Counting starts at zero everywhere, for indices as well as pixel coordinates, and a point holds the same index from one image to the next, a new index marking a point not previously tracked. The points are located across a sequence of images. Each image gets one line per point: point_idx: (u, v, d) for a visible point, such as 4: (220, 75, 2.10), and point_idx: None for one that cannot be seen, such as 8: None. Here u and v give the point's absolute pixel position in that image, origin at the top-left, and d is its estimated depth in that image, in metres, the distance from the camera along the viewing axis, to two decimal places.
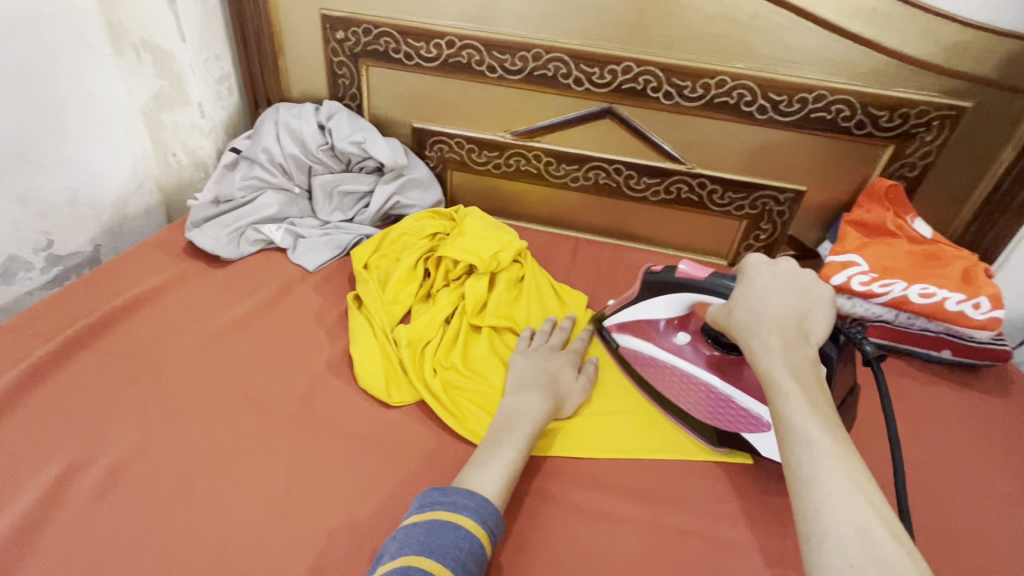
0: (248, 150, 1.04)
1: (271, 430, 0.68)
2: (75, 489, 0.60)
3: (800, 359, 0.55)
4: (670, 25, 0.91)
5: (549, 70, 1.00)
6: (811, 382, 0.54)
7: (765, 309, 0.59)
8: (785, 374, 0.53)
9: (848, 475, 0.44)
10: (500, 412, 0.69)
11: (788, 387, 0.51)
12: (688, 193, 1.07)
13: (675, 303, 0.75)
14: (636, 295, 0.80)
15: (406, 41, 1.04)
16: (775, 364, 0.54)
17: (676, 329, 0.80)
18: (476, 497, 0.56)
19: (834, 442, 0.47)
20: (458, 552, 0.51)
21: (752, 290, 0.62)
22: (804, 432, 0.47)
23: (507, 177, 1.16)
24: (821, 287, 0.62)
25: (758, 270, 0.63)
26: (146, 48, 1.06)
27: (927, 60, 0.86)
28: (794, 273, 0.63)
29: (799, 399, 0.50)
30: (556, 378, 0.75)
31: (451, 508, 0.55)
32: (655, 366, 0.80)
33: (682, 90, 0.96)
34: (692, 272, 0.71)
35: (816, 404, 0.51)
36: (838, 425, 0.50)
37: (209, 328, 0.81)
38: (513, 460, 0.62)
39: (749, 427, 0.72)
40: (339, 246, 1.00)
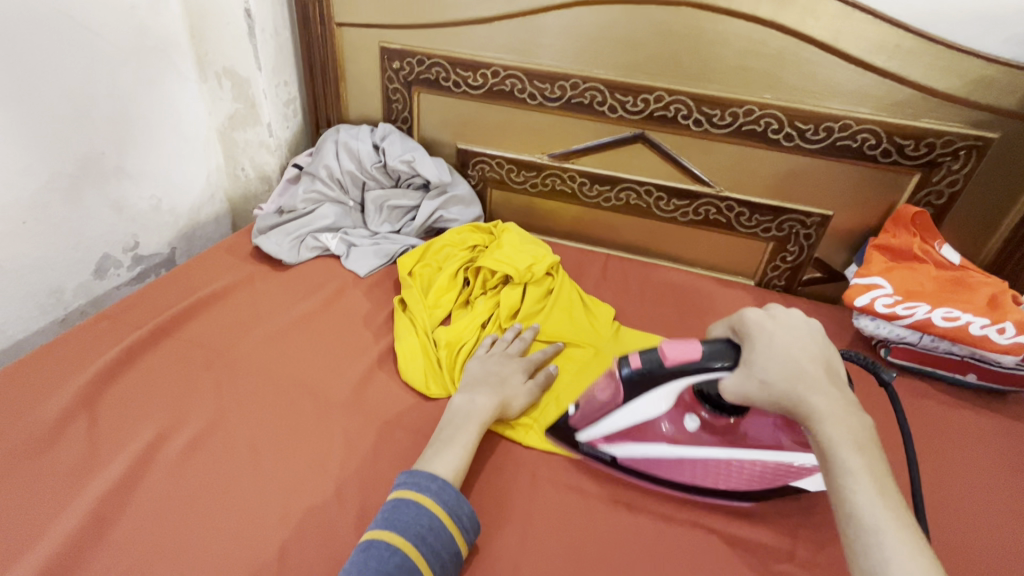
0: (310, 166, 1.15)
1: (326, 412, 0.76)
2: (163, 453, 0.69)
3: (856, 422, 0.54)
4: (702, 58, 0.98)
5: (585, 98, 1.08)
6: (871, 450, 0.53)
7: (803, 369, 0.57)
8: (848, 446, 0.53)
9: (923, 568, 0.46)
10: (449, 412, 0.74)
11: (853, 465, 0.52)
12: (716, 215, 1.12)
13: (674, 394, 0.64)
14: (624, 396, 0.67)
15: (455, 71, 1.14)
16: (838, 435, 0.53)
17: (677, 416, 0.69)
18: (436, 481, 0.63)
19: (904, 529, 0.48)
20: (418, 528, 0.58)
21: (772, 349, 0.58)
22: (870, 518, 0.49)
23: (543, 196, 1.24)
24: (813, 322, 0.63)
25: (766, 329, 0.60)
26: (226, 75, 1.19)
27: (951, 93, 0.89)
28: (790, 317, 0.62)
29: (864, 479, 0.51)
30: (505, 380, 0.79)
31: (415, 488, 0.62)
32: (662, 460, 0.70)
33: (711, 118, 1.02)
34: (682, 356, 0.62)
35: (880, 481, 0.51)
36: (900, 499, 0.51)
37: (275, 323, 0.90)
38: (460, 457, 0.67)
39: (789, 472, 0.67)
40: (386, 254, 1.09)
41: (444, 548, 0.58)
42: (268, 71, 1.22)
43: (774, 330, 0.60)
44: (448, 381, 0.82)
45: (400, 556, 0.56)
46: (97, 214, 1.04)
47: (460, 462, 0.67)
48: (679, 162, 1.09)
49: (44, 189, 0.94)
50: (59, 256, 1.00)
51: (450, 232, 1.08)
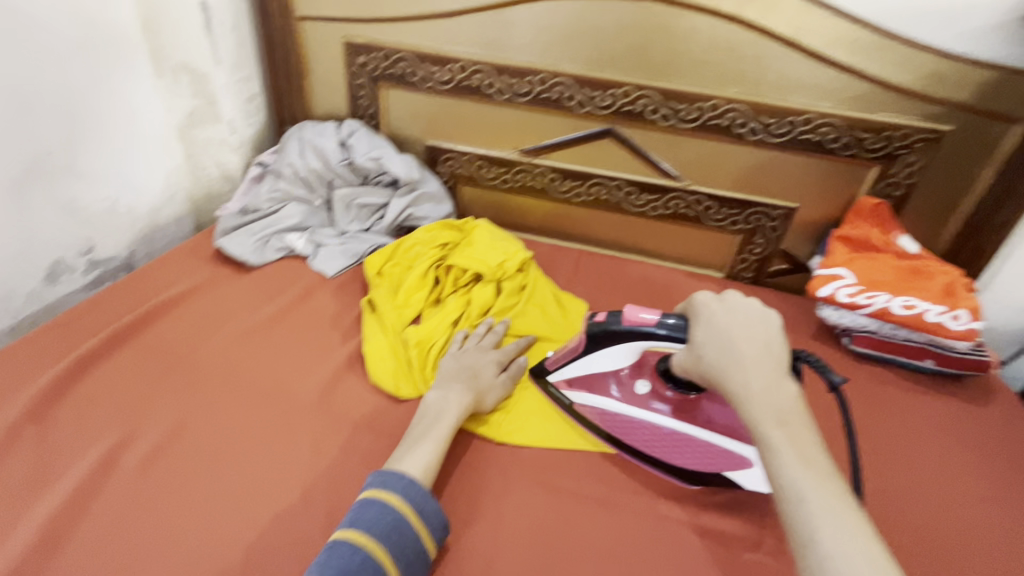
0: (274, 165, 1.12)
1: (292, 417, 0.75)
2: (120, 466, 0.67)
3: (780, 397, 0.56)
4: (667, 52, 0.98)
5: (554, 93, 1.07)
6: (797, 423, 0.55)
7: (733, 349, 0.60)
8: (770, 422, 0.54)
9: (843, 529, 0.47)
10: (422, 408, 0.74)
11: (777, 440, 0.53)
12: (685, 208, 1.13)
13: (629, 351, 0.73)
14: (583, 348, 0.76)
15: (422, 65, 1.12)
16: (759, 411, 0.55)
17: (635, 378, 0.76)
18: (404, 478, 0.62)
19: (830, 493, 0.50)
20: (382, 526, 0.57)
21: (711, 331, 0.62)
22: (796, 488, 0.50)
23: (514, 192, 1.23)
24: (767, 310, 0.64)
25: (710, 312, 0.64)
26: (184, 70, 1.14)
27: (908, 87, 0.91)
28: (739, 302, 0.64)
29: (789, 453, 0.52)
30: (479, 374, 0.78)
31: (381, 488, 0.61)
32: (608, 414, 0.76)
33: (678, 112, 1.03)
34: (639, 319, 0.70)
35: (804, 452, 0.53)
36: (828, 467, 0.52)
37: (239, 326, 0.88)
38: (432, 448, 0.67)
39: (722, 458, 0.71)
40: (355, 254, 1.07)
41: (411, 546, 0.58)
42: (227, 66, 1.20)
43: (717, 312, 0.64)
44: (418, 381, 0.81)
45: (362, 555, 0.55)
46: (47, 217, 0.99)
47: (430, 458, 0.66)
48: (650, 156, 1.09)
49: None
50: (7, 261, 0.95)
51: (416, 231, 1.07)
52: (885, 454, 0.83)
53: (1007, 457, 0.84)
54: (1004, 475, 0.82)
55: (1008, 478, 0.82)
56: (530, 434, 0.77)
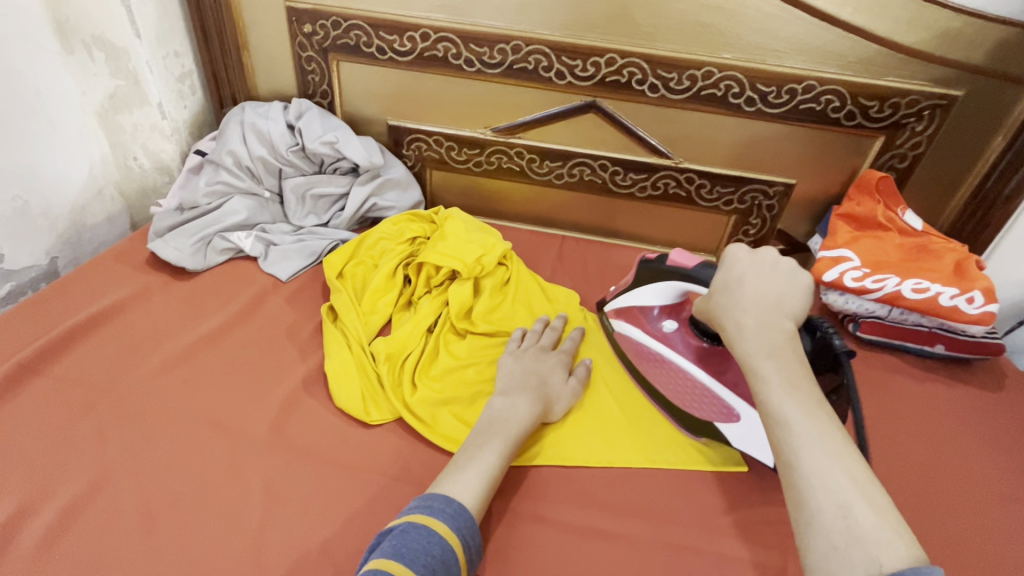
0: (213, 153, 0.97)
1: (240, 455, 0.64)
2: (27, 532, 0.55)
3: (776, 334, 0.54)
4: (655, 13, 0.87)
5: (529, 62, 0.95)
6: (789, 354, 0.53)
7: (743, 294, 0.59)
8: (760, 353, 0.53)
9: (830, 454, 0.45)
10: (484, 416, 0.66)
11: (762, 369, 0.52)
12: (675, 188, 1.04)
13: (667, 290, 0.74)
14: (631, 282, 0.80)
15: (378, 34, 0.98)
16: (750, 345, 0.54)
17: (666, 316, 0.78)
18: (452, 503, 0.54)
19: (811, 416, 0.47)
20: (428, 559, 0.48)
21: (732, 278, 0.61)
22: (780, 410, 0.48)
23: (489, 176, 1.12)
24: (802, 270, 0.60)
25: (737, 258, 0.62)
26: (97, 44, 0.96)
27: (918, 48, 0.83)
28: (773, 255, 0.61)
29: (774, 379, 0.51)
30: (546, 380, 0.72)
31: (427, 512, 0.53)
32: (640, 349, 0.78)
33: (667, 82, 0.92)
34: (683, 260, 0.71)
35: (794, 379, 0.51)
36: (819, 397, 0.50)
37: (175, 346, 0.76)
38: (488, 464, 0.59)
39: (721, 414, 0.70)
40: (312, 253, 0.95)
41: None
42: (151, 40, 1.04)
43: (744, 260, 0.62)
44: (389, 402, 0.71)
45: None
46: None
47: (482, 485, 0.58)
48: (638, 133, 0.99)
49: None
50: None
51: (388, 221, 0.95)
52: (902, 451, 0.77)
53: None
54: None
55: None
56: (571, 454, 0.69)
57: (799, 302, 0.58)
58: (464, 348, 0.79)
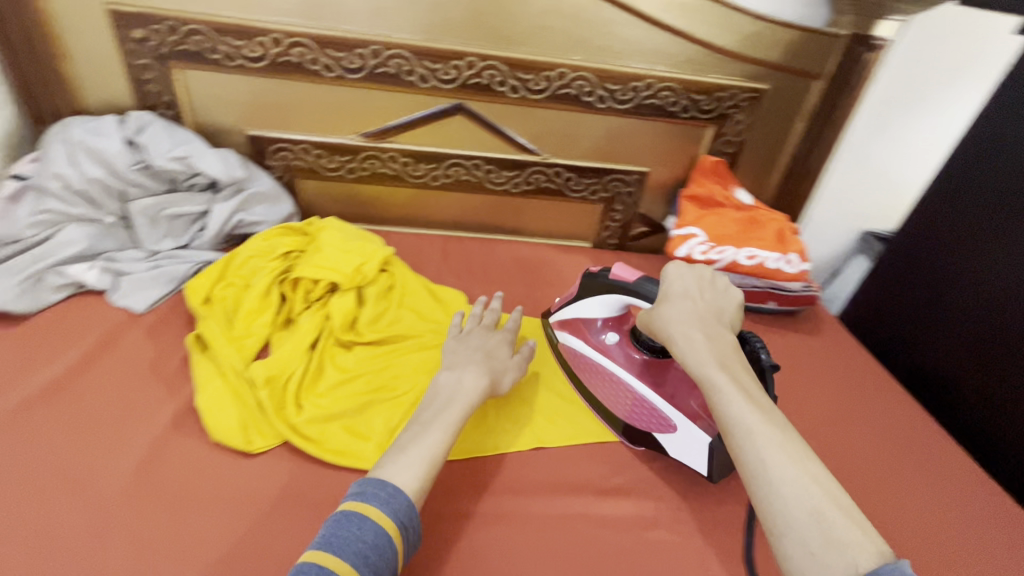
0: (34, 177, 0.85)
1: (106, 510, 0.59)
2: None
3: (722, 349, 0.64)
4: (506, 19, 0.92)
5: (390, 67, 0.95)
6: (736, 367, 0.62)
7: (697, 310, 0.68)
8: (715, 370, 0.60)
9: (793, 461, 0.52)
10: (433, 388, 0.69)
11: (720, 382, 0.59)
12: (546, 182, 1.10)
13: (612, 303, 0.78)
14: (579, 294, 0.82)
15: (223, 40, 0.92)
16: (705, 362, 0.61)
17: (609, 327, 0.81)
18: (387, 487, 0.57)
19: (771, 425, 0.55)
20: (360, 545, 0.52)
21: (671, 295, 0.70)
22: (743, 422, 0.55)
23: (364, 182, 1.10)
24: (732, 287, 0.73)
25: (678, 272, 0.72)
26: None
27: (730, 49, 0.96)
28: (709, 274, 0.73)
29: (730, 391, 0.58)
30: (491, 355, 0.75)
31: (362, 500, 0.55)
32: (583, 360, 0.82)
33: (526, 83, 0.97)
34: (625, 273, 0.76)
35: (746, 391, 0.59)
36: (768, 405, 0.58)
37: (9, 403, 0.67)
38: (368, 446, 0.61)
39: (658, 425, 0.74)
40: (172, 280, 0.87)
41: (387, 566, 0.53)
42: None
43: (684, 274, 0.72)
44: (271, 424, 0.69)
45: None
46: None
47: (370, 463, 0.59)
48: (504, 131, 1.03)
49: None
50: None
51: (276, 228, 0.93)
52: None
53: (840, 378, 0.97)
54: (840, 395, 0.94)
55: (842, 397, 0.93)
56: (463, 441, 0.73)
57: (732, 315, 0.70)
58: (366, 359, 0.79)
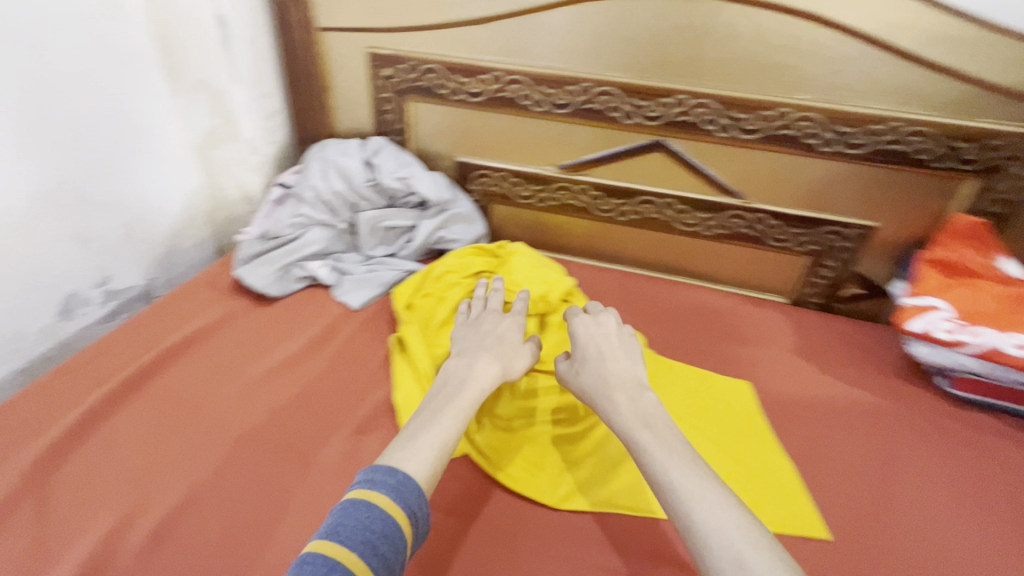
0: (296, 187, 1.04)
1: (314, 480, 0.67)
2: (121, 552, 0.59)
3: (641, 406, 0.65)
4: (698, 49, 0.88)
5: (597, 103, 0.96)
6: (660, 428, 0.62)
7: (608, 371, 0.71)
8: (637, 426, 0.62)
9: (729, 527, 0.51)
10: (444, 375, 0.71)
11: (642, 440, 0.60)
12: (745, 229, 1.00)
13: None
14: None
15: (452, 77, 1.03)
16: (631, 421, 0.63)
17: None
18: (397, 475, 0.53)
19: (699, 484, 0.54)
20: (367, 534, 0.47)
21: (582, 345, 0.76)
22: (693, 485, 0.54)
23: (552, 212, 1.12)
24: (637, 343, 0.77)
25: (582, 325, 0.79)
26: (200, 88, 1.03)
27: (1017, 89, 0.78)
28: (610, 324, 0.79)
29: (655, 448, 0.59)
30: (501, 339, 0.78)
31: (367, 487, 0.51)
32: None
33: (740, 123, 0.91)
34: None
35: (668, 444, 0.59)
36: (707, 458, 0.58)
37: (257, 370, 0.81)
38: (448, 431, 0.60)
39: None
40: (383, 282, 0.99)
41: (400, 557, 0.48)
42: (247, 83, 1.09)
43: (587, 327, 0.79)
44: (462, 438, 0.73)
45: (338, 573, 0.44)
46: (40, 232, 0.89)
47: (436, 457, 0.57)
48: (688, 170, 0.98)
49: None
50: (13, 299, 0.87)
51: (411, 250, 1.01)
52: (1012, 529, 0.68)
53: None
54: None
55: None
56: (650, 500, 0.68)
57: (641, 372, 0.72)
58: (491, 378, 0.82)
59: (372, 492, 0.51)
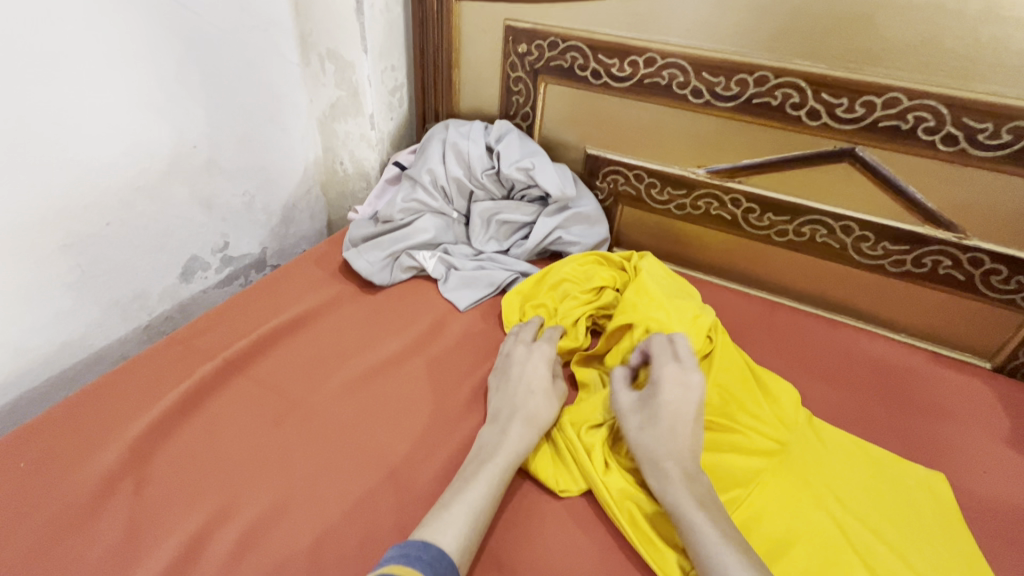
0: (413, 169, 0.97)
1: (407, 507, 0.60)
2: (208, 552, 0.56)
3: (700, 486, 0.57)
4: (879, 37, 0.70)
5: (774, 97, 0.79)
6: (720, 511, 0.55)
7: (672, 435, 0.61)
8: (693, 506, 0.55)
9: None
10: (478, 445, 0.63)
11: (699, 523, 0.54)
12: (949, 269, 0.78)
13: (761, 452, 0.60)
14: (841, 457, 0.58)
15: (596, 57, 0.90)
16: (680, 497, 0.56)
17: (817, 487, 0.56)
18: (430, 550, 0.49)
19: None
20: None
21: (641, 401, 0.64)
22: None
23: (691, 221, 0.96)
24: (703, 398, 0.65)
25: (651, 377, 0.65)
26: (330, 57, 1.00)
27: None
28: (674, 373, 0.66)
29: (710, 534, 0.53)
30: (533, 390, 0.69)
31: (403, 561, 0.47)
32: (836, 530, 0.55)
33: (976, 134, 0.69)
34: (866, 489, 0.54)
35: (726, 529, 0.53)
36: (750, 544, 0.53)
37: (357, 366, 0.76)
38: (484, 499, 0.56)
39: None
40: (493, 283, 0.90)
41: None
42: (375, 54, 1.00)
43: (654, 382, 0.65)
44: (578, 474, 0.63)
45: None
46: (170, 194, 0.89)
47: (468, 526, 0.53)
48: (883, 188, 0.78)
49: (133, 186, 0.83)
50: (142, 258, 0.89)
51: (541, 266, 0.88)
52: None
53: None
54: None
55: None
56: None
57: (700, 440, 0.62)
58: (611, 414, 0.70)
59: (410, 568, 0.46)
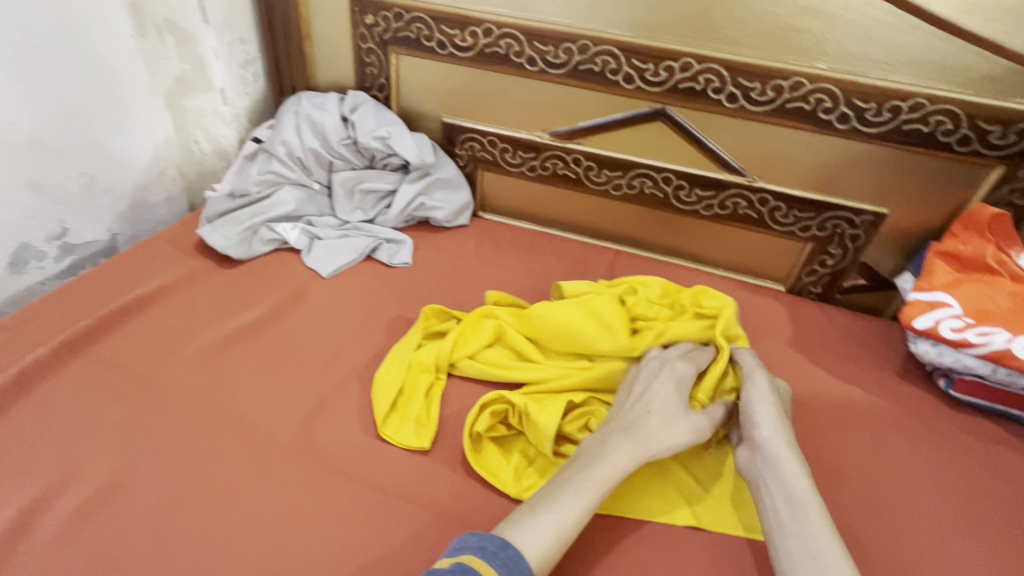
0: (267, 142, 0.96)
1: (266, 457, 0.63)
2: (47, 527, 0.55)
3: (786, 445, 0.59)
4: (669, 10, 0.81)
5: (596, 64, 0.88)
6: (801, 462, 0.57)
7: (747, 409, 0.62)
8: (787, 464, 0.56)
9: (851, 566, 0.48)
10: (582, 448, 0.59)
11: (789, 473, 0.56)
12: (745, 209, 0.93)
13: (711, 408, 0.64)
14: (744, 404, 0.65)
15: (439, 28, 0.94)
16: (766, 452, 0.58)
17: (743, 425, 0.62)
18: (508, 548, 0.47)
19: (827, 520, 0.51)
20: None
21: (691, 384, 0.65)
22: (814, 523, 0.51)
23: (543, 182, 1.04)
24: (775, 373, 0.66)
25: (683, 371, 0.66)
26: (168, 29, 0.94)
27: None
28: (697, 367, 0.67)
29: (792, 483, 0.55)
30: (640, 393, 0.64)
31: (477, 553, 0.46)
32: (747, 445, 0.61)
33: (749, 92, 0.83)
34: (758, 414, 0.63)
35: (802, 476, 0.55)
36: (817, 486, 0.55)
37: (213, 336, 0.76)
38: (583, 504, 0.52)
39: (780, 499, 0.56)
40: (357, 248, 0.93)
41: None
42: (218, 25, 1.00)
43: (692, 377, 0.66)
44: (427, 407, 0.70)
45: None
46: None
47: (558, 531, 0.50)
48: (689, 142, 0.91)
49: None
50: None
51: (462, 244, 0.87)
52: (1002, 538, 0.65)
53: None
54: None
55: None
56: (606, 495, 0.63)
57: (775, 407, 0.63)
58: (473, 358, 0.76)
59: (477, 559, 0.45)
